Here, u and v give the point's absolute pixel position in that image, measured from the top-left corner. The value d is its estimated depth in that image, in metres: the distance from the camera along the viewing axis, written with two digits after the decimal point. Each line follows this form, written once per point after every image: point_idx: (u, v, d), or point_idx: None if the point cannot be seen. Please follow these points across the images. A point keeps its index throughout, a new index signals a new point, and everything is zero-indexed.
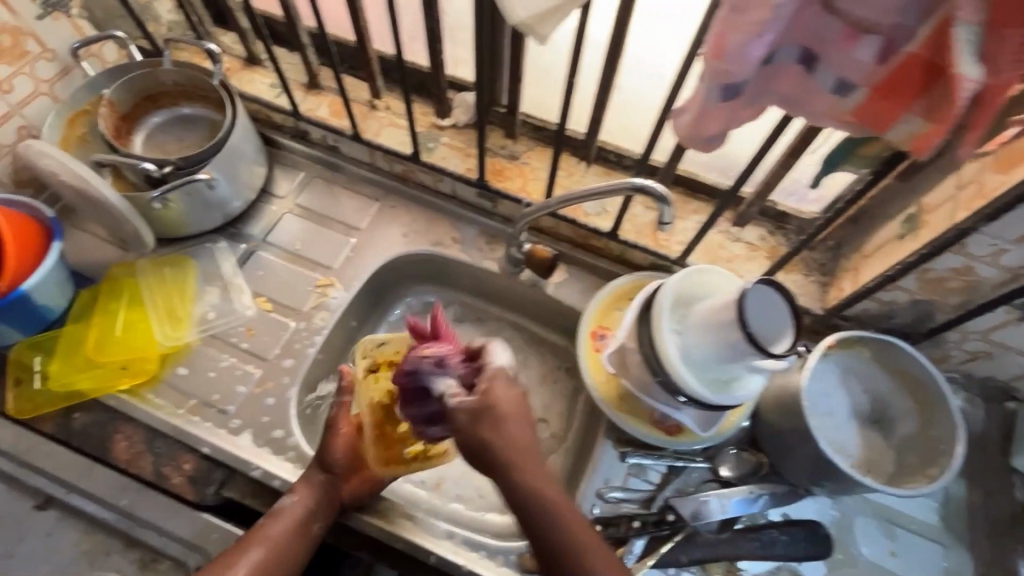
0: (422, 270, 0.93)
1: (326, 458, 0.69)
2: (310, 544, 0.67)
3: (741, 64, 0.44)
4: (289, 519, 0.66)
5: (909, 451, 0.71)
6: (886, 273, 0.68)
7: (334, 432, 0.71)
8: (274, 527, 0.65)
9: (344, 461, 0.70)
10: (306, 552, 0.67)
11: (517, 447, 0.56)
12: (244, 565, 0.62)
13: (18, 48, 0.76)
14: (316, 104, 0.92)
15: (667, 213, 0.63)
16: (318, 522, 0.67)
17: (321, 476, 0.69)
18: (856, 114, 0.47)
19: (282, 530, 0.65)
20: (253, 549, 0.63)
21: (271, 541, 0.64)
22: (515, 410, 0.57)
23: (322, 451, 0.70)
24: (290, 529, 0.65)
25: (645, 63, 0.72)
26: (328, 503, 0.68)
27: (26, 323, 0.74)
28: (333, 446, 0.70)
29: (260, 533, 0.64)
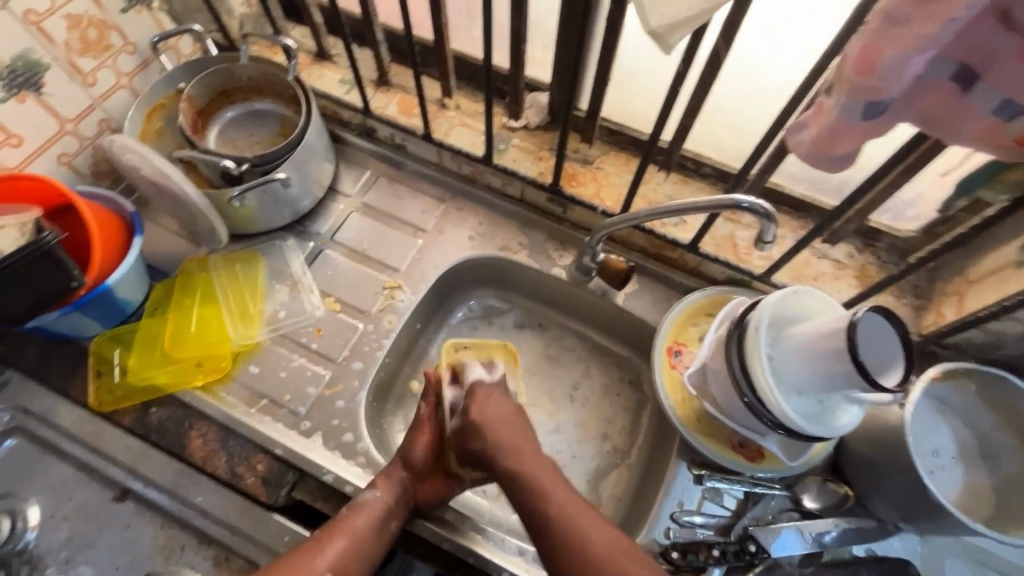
0: (486, 274, 0.92)
1: (408, 455, 0.70)
2: (387, 542, 0.66)
3: (893, 81, 0.40)
4: (372, 513, 0.65)
5: (1016, 494, 0.66)
6: (1001, 302, 0.62)
7: (418, 431, 0.72)
8: (358, 519, 0.65)
9: (424, 461, 0.70)
10: (382, 551, 0.66)
11: (518, 447, 0.68)
12: (328, 553, 0.62)
13: (103, 42, 0.76)
14: (386, 101, 0.91)
15: (770, 231, 0.60)
16: (396, 519, 0.67)
17: (402, 475, 0.69)
18: (1019, 140, 0.42)
19: (366, 524, 0.65)
20: (337, 538, 0.63)
21: (355, 533, 0.64)
22: (500, 418, 0.70)
23: (405, 450, 0.70)
24: (373, 523, 0.65)
25: (743, 69, 0.68)
26: (407, 500, 0.68)
27: (106, 316, 0.74)
28: (414, 445, 0.71)
29: (345, 524, 0.64)
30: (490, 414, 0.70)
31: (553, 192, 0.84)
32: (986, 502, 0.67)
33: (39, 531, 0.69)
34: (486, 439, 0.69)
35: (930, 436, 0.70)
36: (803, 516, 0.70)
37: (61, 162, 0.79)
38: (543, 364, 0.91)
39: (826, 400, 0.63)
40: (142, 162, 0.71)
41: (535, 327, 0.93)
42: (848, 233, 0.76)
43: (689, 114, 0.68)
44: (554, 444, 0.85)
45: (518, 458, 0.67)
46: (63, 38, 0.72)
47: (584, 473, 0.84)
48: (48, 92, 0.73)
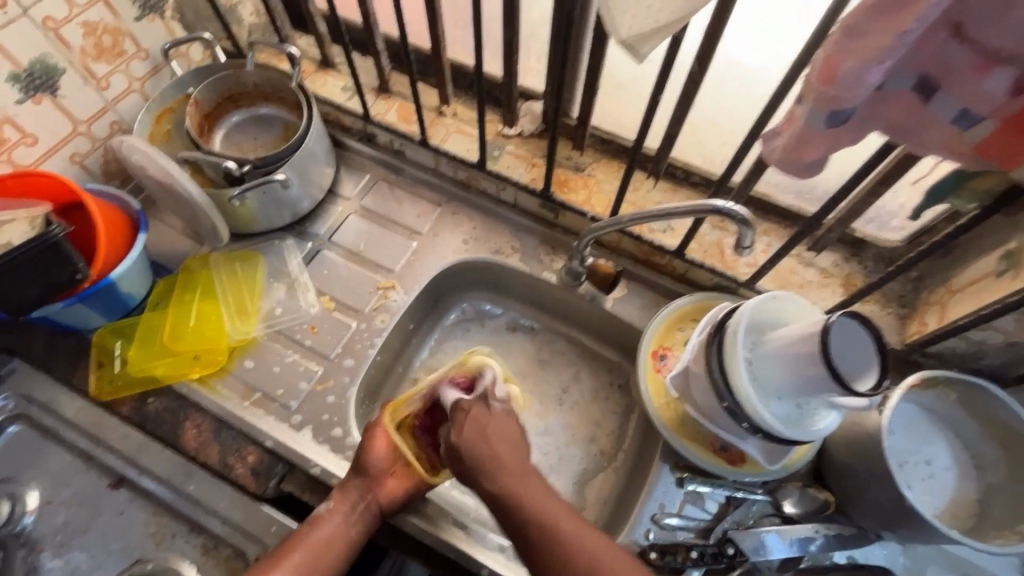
0: (479, 277, 0.94)
1: (362, 464, 0.69)
2: (350, 550, 0.66)
3: (853, 90, 0.42)
4: (327, 527, 0.65)
5: (996, 504, 0.66)
6: (980, 312, 0.63)
7: (373, 435, 0.70)
8: (314, 533, 0.65)
9: (383, 466, 0.69)
10: (346, 560, 0.66)
11: (502, 458, 0.65)
12: (285, 570, 0.61)
13: (117, 48, 0.80)
14: (386, 108, 0.94)
15: (748, 236, 0.61)
16: (355, 528, 0.67)
17: (357, 483, 0.68)
18: (979, 148, 0.44)
19: (323, 536, 0.65)
20: (294, 554, 0.63)
21: (311, 547, 0.64)
22: (493, 433, 0.67)
23: (359, 458, 0.69)
24: (329, 534, 0.65)
25: (726, 81, 0.70)
26: (365, 509, 0.68)
27: (109, 309, 0.77)
28: (371, 451, 0.69)
29: (299, 540, 0.64)
30: (479, 425, 0.67)
31: (545, 197, 0.86)
32: (967, 512, 0.67)
33: (36, 515, 0.71)
34: (474, 454, 0.66)
35: (912, 446, 0.70)
36: (783, 522, 0.71)
37: (73, 162, 0.82)
38: (533, 367, 0.92)
39: (804, 405, 0.64)
40: (148, 162, 0.74)
41: (527, 331, 0.95)
42: (832, 242, 0.77)
43: (674, 123, 0.70)
44: (541, 445, 0.86)
45: (501, 466, 0.65)
46: (79, 43, 0.76)
47: (570, 475, 0.85)
48: (63, 95, 0.77)
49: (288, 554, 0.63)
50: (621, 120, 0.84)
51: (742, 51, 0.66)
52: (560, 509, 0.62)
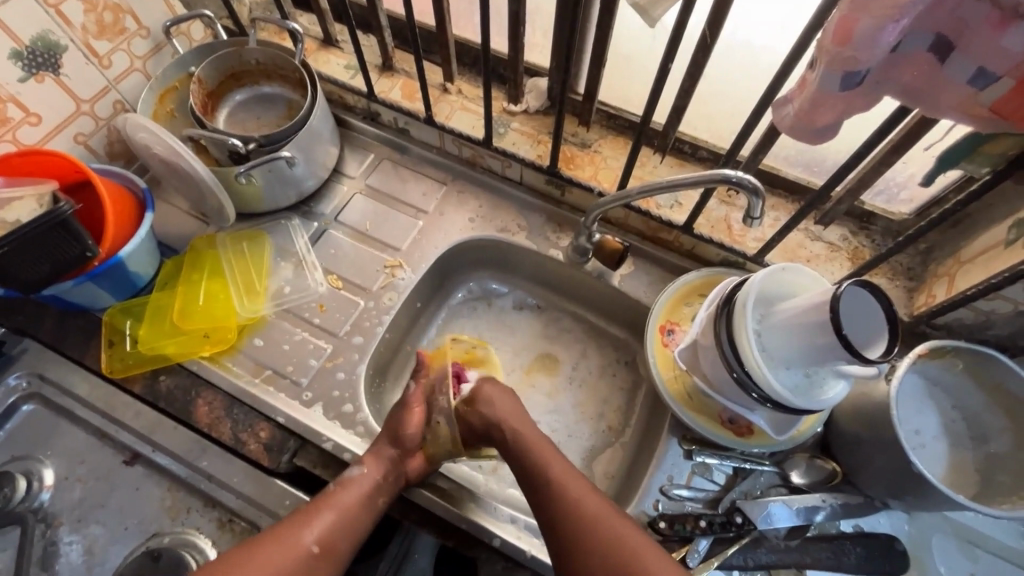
0: (486, 255, 0.94)
1: (399, 435, 0.70)
2: (375, 517, 0.67)
3: (869, 51, 0.41)
4: (360, 489, 0.67)
5: (1001, 471, 0.67)
6: (989, 281, 0.63)
7: (408, 408, 0.73)
8: (346, 495, 0.66)
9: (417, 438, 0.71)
10: (371, 526, 0.67)
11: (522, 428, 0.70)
12: (317, 528, 0.63)
13: (118, 25, 0.79)
14: (390, 86, 0.93)
15: (758, 206, 0.61)
16: (383, 496, 0.68)
17: (390, 451, 0.69)
18: (994, 109, 0.43)
19: (353, 498, 0.66)
20: (325, 512, 0.64)
21: (342, 508, 0.65)
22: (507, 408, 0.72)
23: (395, 429, 0.71)
24: (358, 499, 0.66)
25: (735, 52, 0.69)
26: (396, 477, 0.68)
27: (118, 288, 0.78)
28: (406, 422, 0.71)
29: (331, 499, 0.65)
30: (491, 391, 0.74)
31: (551, 174, 0.86)
32: (972, 480, 0.67)
33: (53, 491, 0.72)
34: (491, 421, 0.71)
35: (918, 415, 0.71)
36: (791, 492, 0.71)
37: (77, 142, 0.82)
38: (540, 345, 0.93)
39: (813, 374, 0.64)
40: (153, 140, 0.74)
41: (534, 309, 0.95)
42: (840, 215, 0.77)
43: (683, 96, 0.70)
44: (550, 422, 0.87)
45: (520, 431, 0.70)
46: (80, 21, 0.75)
47: (579, 450, 0.85)
48: (66, 73, 0.76)
49: (321, 509, 0.64)
50: (628, 95, 0.83)
51: (752, 20, 0.65)
52: (564, 471, 0.65)
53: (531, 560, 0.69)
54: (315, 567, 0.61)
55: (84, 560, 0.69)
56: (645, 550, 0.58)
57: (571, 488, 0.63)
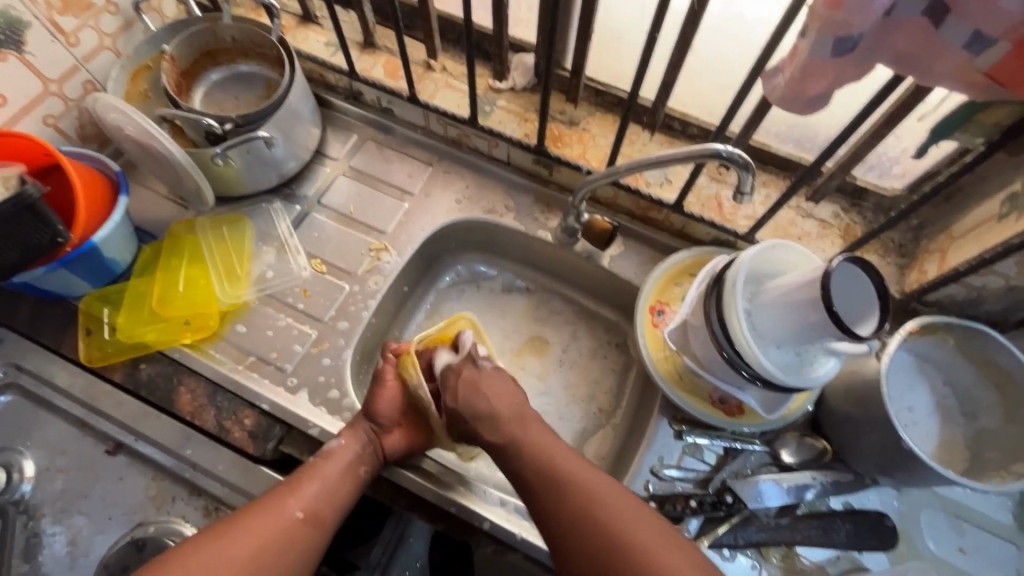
0: (474, 237, 0.92)
1: (372, 408, 0.70)
2: (359, 486, 0.66)
3: (861, 14, 0.39)
4: (340, 460, 0.66)
5: (990, 446, 0.67)
6: (982, 256, 0.62)
7: (382, 382, 0.72)
8: (328, 466, 0.65)
9: (390, 414, 0.70)
10: (355, 496, 0.66)
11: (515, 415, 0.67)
12: (301, 497, 0.62)
13: (84, 1, 0.76)
14: (372, 63, 0.90)
15: (748, 182, 0.60)
16: (365, 466, 0.67)
17: (366, 426, 0.69)
18: (990, 74, 0.42)
19: (336, 468, 0.65)
20: (309, 482, 0.63)
21: (326, 477, 0.64)
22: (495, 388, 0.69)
23: (369, 402, 0.70)
24: (341, 468, 0.65)
25: (726, 23, 0.67)
26: (374, 450, 0.68)
27: (93, 275, 0.75)
28: (379, 397, 0.70)
29: (314, 471, 0.65)
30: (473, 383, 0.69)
31: (539, 152, 0.84)
32: (961, 455, 0.67)
33: (34, 483, 0.71)
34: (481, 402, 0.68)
35: (907, 392, 0.71)
36: (781, 470, 0.71)
37: (46, 124, 0.79)
38: (530, 327, 0.92)
39: (804, 352, 0.63)
40: (124, 121, 0.71)
41: (523, 291, 0.94)
42: (832, 191, 0.76)
43: (672, 69, 0.68)
44: (540, 405, 0.86)
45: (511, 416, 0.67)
46: None
47: (570, 432, 0.85)
48: (31, 52, 0.73)
49: (304, 481, 0.63)
50: (616, 70, 0.81)
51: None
52: (559, 454, 0.64)
53: (521, 543, 0.69)
54: (302, 534, 0.60)
55: (68, 552, 0.68)
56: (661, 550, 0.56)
57: (567, 475, 0.62)
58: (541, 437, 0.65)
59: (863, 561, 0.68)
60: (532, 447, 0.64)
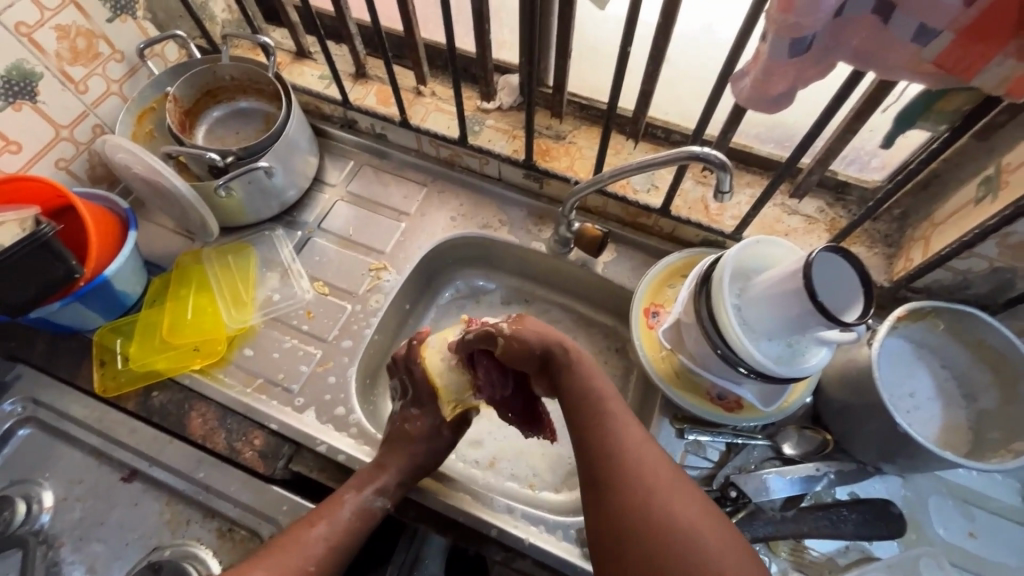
0: (470, 252, 0.94)
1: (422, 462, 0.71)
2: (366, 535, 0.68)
3: (812, 16, 0.42)
4: (364, 512, 0.67)
5: (989, 427, 0.67)
6: (962, 239, 0.63)
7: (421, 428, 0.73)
8: (347, 516, 0.66)
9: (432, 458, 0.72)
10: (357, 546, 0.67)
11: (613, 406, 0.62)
12: (316, 547, 0.62)
13: (92, 51, 0.81)
14: (365, 93, 0.94)
15: (726, 181, 0.62)
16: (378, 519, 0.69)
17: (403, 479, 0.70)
18: (938, 63, 0.44)
19: (351, 521, 0.66)
20: (325, 530, 0.64)
21: (341, 526, 0.65)
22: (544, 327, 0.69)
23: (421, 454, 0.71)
24: (360, 520, 0.66)
25: (698, 34, 0.71)
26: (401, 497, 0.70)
27: (106, 308, 0.79)
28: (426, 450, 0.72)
29: (332, 515, 0.65)
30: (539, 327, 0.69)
31: (528, 167, 0.86)
32: (961, 438, 0.68)
33: (52, 513, 0.73)
34: (542, 340, 0.68)
35: (902, 379, 0.71)
36: (784, 463, 0.72)
37: (59, 167, 0.83)
38: None
39: (795, 343, 0.65)
40: (132, 160, 0.74)
41: (522, 303, 0.96)
42: (813, 186, 0.78)
43: (648, 79, 0.70)
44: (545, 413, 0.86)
45: (614, 423, 0.60)
46: (54, 48, 0.76)
47: None
48: (43, 100, 0.77)
49: (319, 526, 0.64)
50: (597, 85, 0.85)
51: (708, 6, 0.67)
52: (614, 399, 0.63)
53: (529, 547, 0.70)
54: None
55: None
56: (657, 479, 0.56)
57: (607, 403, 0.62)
58: (662, 481, 0.55)
59: (872, 549, 0.68)
60: (588, 381, 0.64)
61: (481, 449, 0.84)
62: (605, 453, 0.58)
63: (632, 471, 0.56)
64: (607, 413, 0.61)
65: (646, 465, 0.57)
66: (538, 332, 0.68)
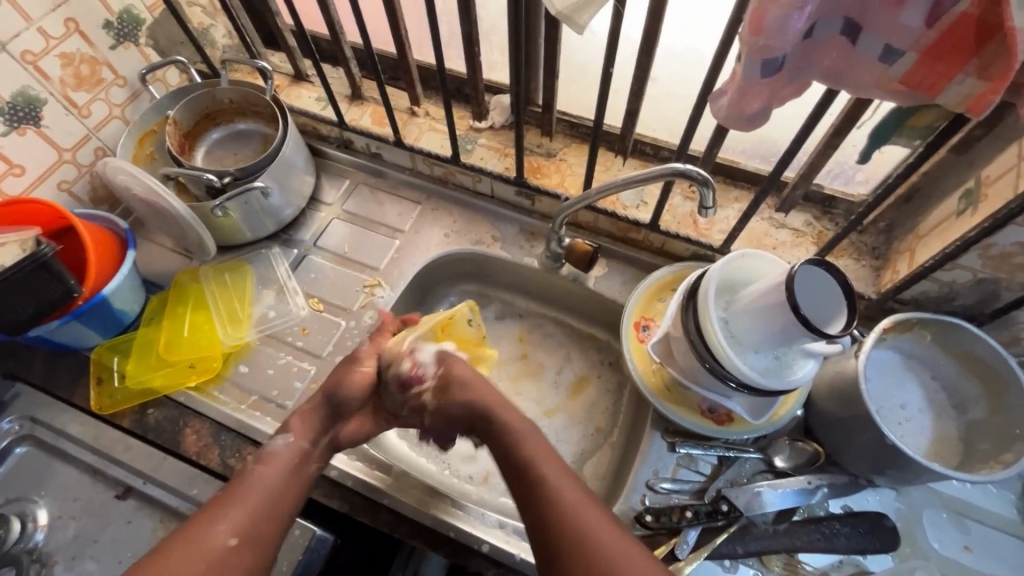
0: (464, 268, 0.96)
1: (338, 397, 0.71)
2: (303, 488, 0.64)
3: (781, 37, 0.43)
4: (281, 464, 0.64)
5: (980, 439, 0.67)
6: (945, 251, 0.64)
7: (354, 368, 0.73)
8: (265, 473, 0.62)
9: (357, 398, 0.72)
10: (295, 503, 0.63)
11: (546, 462, 0.61)
12: (229, 520, 0.57)
13: (96, 76, 0.84)
14: (360, 113, 0.96)
15: (710, 197, 0.63)
16: (311, 466, 0.67)
17: (318, 419, 0.69)
18: (905, 81, 0.45)
19: (275, 476, 0.62)
20: (241, 496, 0.59)
21: (259, 490, 0.60)
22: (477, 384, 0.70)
23: (337, 385, 0.71)
24: (280, 476, 0.63)
25: (681, 54, 0.73)
26: (323, 447, 0.69)
27: (104, 326, 0.80)
28: (350, 381, 0.72)
29: (247, 481, 0.61)
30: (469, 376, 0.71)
31: (519, 184, 0.88)
32: (952, 450, 0.68)
33: (47, 530, 0.73)
34: (472, 394, 0.69)
35: (891, 390, 0.71)
36: (776, 477, 0.72)
37: (61, 190, 0.85)
38: (524, 352, 0.94)
39: (782, 356, 0.65)
40: (132, 181, 0.76)
41: (516, 318, 0.97)
42: (799, 200, 0.79)
43: (634, 98, 0.72)
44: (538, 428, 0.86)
45: (547, 475, 0.60)
46: (58, 74, 0.79)
47: (568, 453, 0.85)
48: (47, 125, 0.80)
49: (237, 493, 0.60)
50: (586, 103, 0.87)
51: (707, 6, 0.66)
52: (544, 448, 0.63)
53: (521, 563, 0.70)
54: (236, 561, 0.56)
55: None
56: (597, 525, 0.56)
57: (540, 455, 0.62)
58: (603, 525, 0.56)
59: (866, 563, 0.68)
60: (514, 435, 0.65)
61: (475, 465, 0.84)
62: (544, 508, 0.58)
63: (577, 526, 0.56)
64: (545, 472, 0.60)
65: (584, 514, 0.56)
66: (469, 394, 0.69)
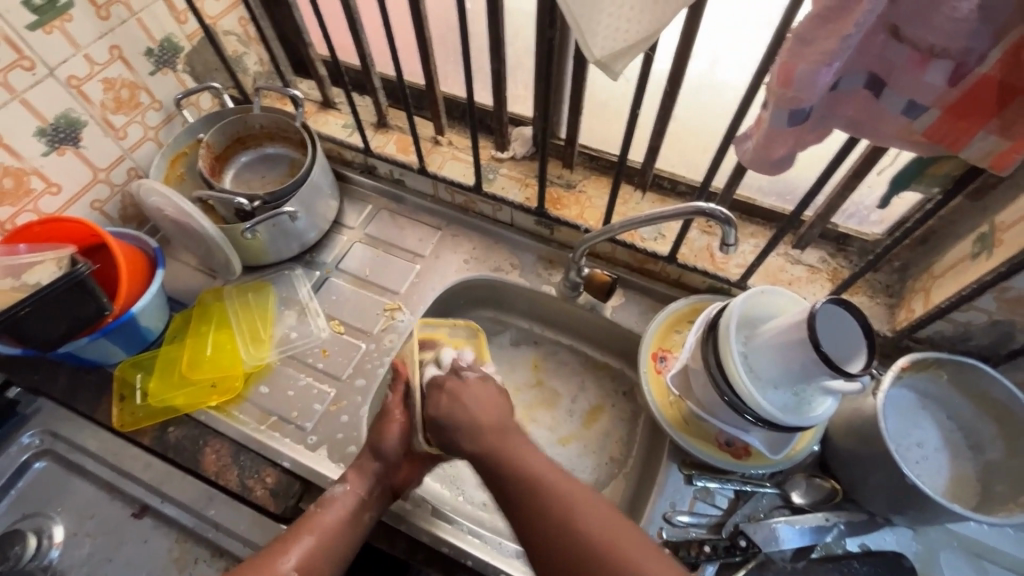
0: (481, 294, 0.97)
1: (380, 447, 0.71)
2: (360, 531, 0.68)
3: (809, 91, 0.45)
4: (342, 507, 0.68)
5: (997, 480, 0.68)
6: (961, 293, 0.66)
7: (388, 419, 0.74)
8: (326, 514, 0.67)
9: (397, 447, 0.72)
10: (356, 542, 0.67)
11: (557, 477, 0.62)
12: (295, 551, 0.63)
13: (134, 100, 0.87)
14: (385, 141, 0.99)
15: (731, 235, 0.65)
16: (368, 511, 0.69)
17: (374, 466, 0.71)
18: (928, 135, 0.47)
19: (334, 519, 0.67)
20: (306, 536, 0.64)
21: (322, 530, 0.65)
22: (476, 396, 0.71)
23: (377, 440, 0.72)
24: (341, 517, 0.67)
25: (702, 96, 0.76)
26: (380, 492, 0.70)
27: (128, 343, 0.81)
28: (389, 432, 0.72)
29: (310, 521, 0.66)
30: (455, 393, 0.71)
31: (540, 214, 0.90)
32: (970, 490, 0.68)
33: (63, 547, 0.73)
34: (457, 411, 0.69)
35: (908, 429, 0.72)
36: (793, 512, 0.72)
37: (94, 208, 0.88)
38: (539, 379, 0.95)
39: (802, 393, 0.66)
40: (165, 203, 0.78)
41: (532, 344, 0.98)
42: (814, 238, 0.81)
43: (656, 136, 0.75)
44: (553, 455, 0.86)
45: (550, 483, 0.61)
46: (99, 98, 0.82)
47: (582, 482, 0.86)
48: (85, 146, 0.82)
49: (302, 533, 0.65)
50: (607, 138, 0.89)
51: (727, 44, 0.69)
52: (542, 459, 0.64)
53: None
54: None
55: None
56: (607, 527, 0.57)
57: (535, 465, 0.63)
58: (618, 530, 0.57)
59: None
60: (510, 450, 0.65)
61: (490, 491, 0.84)
62: (547, 517, 0.59)
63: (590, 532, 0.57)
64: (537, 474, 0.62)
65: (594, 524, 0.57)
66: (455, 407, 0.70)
